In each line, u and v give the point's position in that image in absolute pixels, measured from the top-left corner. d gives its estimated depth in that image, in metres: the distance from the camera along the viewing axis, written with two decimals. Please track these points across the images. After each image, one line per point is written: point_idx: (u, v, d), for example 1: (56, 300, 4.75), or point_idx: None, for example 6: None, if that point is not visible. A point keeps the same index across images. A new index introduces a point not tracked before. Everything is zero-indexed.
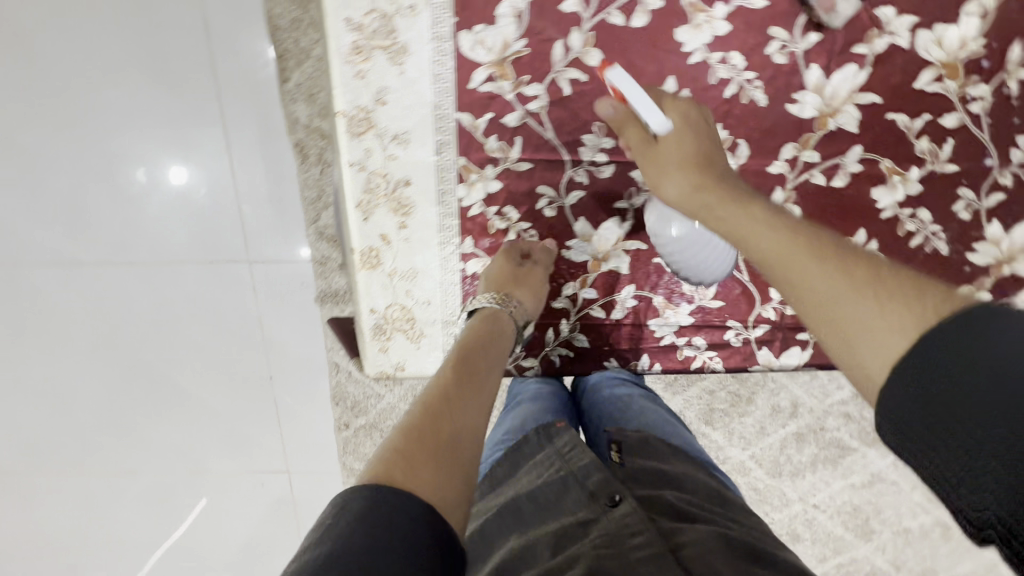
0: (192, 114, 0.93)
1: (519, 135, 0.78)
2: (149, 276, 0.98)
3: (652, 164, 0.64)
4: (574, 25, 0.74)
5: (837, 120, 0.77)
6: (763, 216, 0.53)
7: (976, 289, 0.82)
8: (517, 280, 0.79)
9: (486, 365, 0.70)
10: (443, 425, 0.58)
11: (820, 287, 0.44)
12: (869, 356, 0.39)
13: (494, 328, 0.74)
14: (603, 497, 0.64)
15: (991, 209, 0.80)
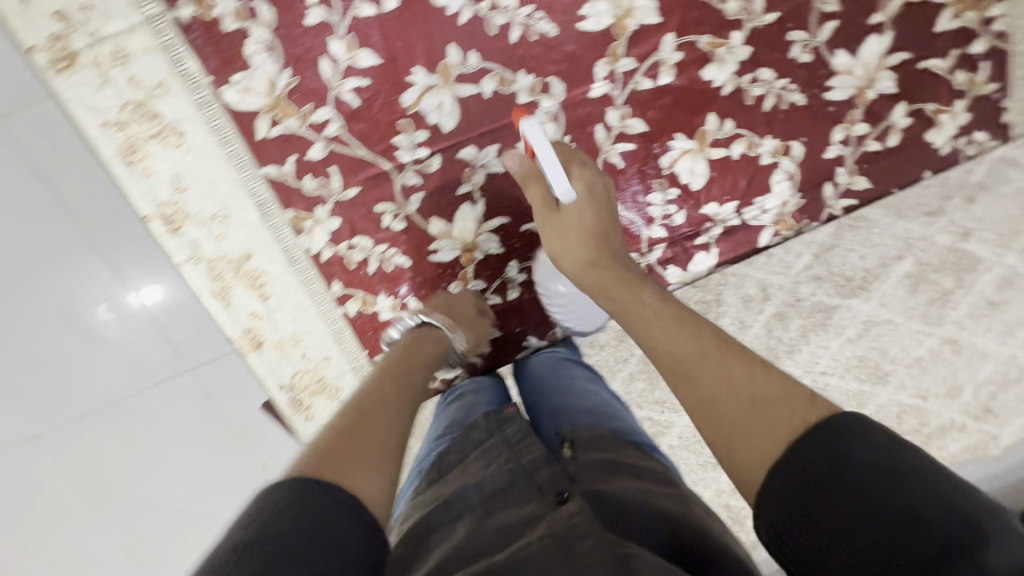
0: (46, 237, 0.79)
1: (331, 165, 0.74)
2: (93, 424, 0.87)
3: (554, 230, 0.67)
4: (330, 34, 0.69)
5: (635, 19, 0.72)
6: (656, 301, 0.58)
7: (844, 128, 0.79)
8: (469, 323, 0.77)
9: (416, 376, 0.65)
10: (374, 432, 0.53)
11: (715, 392, 0.48)
12: (750, 458, 0.43)
13: (428, 344, 0.72)
14: (551, 491, 0.54)
15: (829, 40, 0.75)
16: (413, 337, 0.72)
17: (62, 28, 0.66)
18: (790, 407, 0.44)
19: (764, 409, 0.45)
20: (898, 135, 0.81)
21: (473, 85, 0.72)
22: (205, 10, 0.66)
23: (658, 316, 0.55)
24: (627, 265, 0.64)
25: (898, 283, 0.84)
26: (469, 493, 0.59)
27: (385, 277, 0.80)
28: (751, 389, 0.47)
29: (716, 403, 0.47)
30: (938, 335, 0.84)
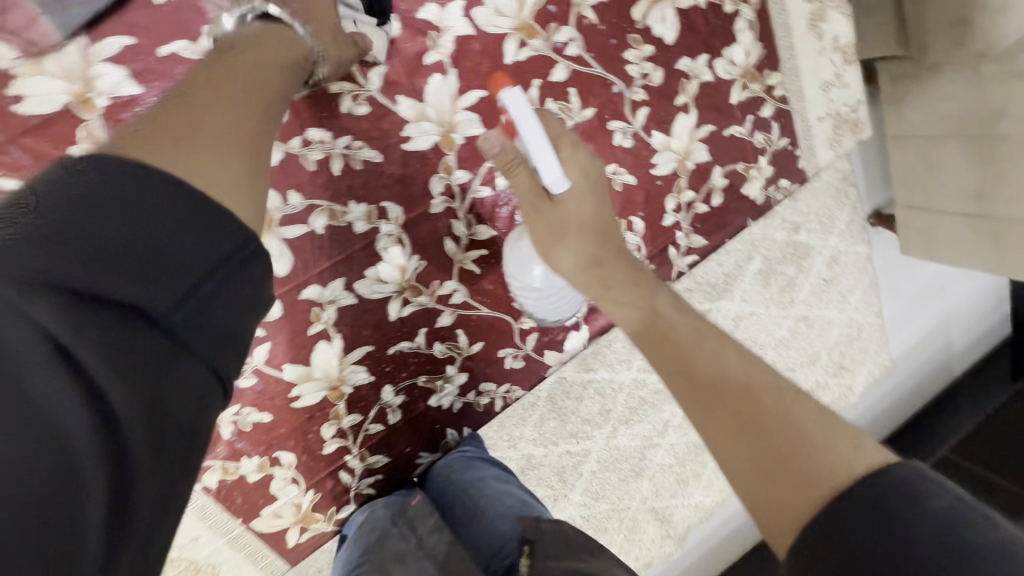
0: None
1: None
2: None
3: (543, 222, 0.64)
4: None
5: (459, 133, 0.70)
6: (667, 312, 0.55)
7: (675, 197, 0.84)
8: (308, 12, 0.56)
9: (259, 87, 0.48)
10: (188, 131, 0.39)
11: (750, 432, 0.43)
12: (779, 492, 0.40)
13: (275, 43, 0.53)
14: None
15: (645, 123, 0.79)
16: (257, 29, 0.53)
17: None
18: (836, 443, 0.40)
19: (794, 453, 0.41)
20: (721, 195, 0.88)
21: (301, 224, 0.67)
22: None
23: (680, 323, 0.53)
24: (633, 267, 0.62)
25: (753, 280, 0.94)
26: None
27: (246, 437, 0.73)
28: (788, 424, 0.43)
29: (739, 439, 0.44)
30: (793, 315, 0.98)
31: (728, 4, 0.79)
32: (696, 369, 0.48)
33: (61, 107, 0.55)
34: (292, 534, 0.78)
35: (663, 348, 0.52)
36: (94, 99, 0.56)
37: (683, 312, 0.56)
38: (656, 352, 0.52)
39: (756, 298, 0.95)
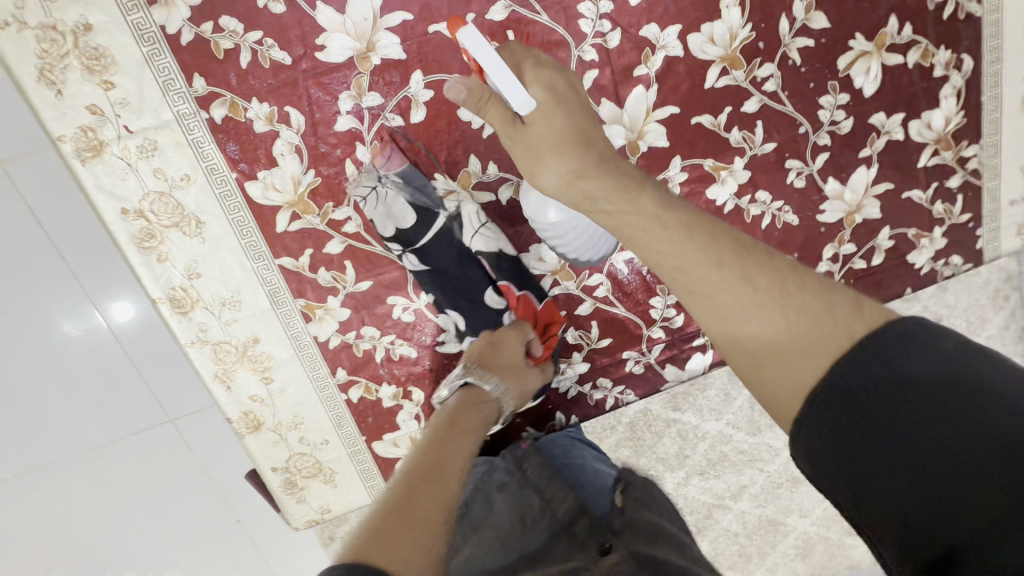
0: (40, 287, 0.73)
1: (347, 260, 0.75)
2: (76, 473, 0.82)
3: (520, 146, 0.57)
4: (358, 140, 0.71)
5: (646, 141, 0.76)
6: (660, 216, 0.51)
7: (833, 247, 0.84)
8: (519, 380, 0.69)
9: (456, 448, 0.58)
10: (400, 511, 0.49)
11: (759, 327, 0.45)
12: (786, 380, 0.43)
13: (480, 405, 0.64)
14: (591, 545, 0.60)
15: (822, 168, 0.80)
16: (461, 394, 0.65)
17: (95, 121, 0.66)
18: (834, 314, 0.43)
19: (805, 326, 0.43)
20: (882, 256, 0.86)
21: (491, 193, 0.75)
22: (237, 113, 0.68)
23: (654, 222, 0.50)
24: (619, 165, 0.55)
25: None
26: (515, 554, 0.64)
27: (390, 366, 0.81)
28: (784, 316, 0.44)
29: (746, 320, 0.46)
30: None
31: (940, 69, 0.79)
32: (703, 279, 0.47)
33: (344, 59, 0.68)
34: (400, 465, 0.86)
35: (655, 246, 0.50)
36: (370, 56, 0.68)
37: (676, 213, 0.51)
38: (652, 254, 0.51)
39: None
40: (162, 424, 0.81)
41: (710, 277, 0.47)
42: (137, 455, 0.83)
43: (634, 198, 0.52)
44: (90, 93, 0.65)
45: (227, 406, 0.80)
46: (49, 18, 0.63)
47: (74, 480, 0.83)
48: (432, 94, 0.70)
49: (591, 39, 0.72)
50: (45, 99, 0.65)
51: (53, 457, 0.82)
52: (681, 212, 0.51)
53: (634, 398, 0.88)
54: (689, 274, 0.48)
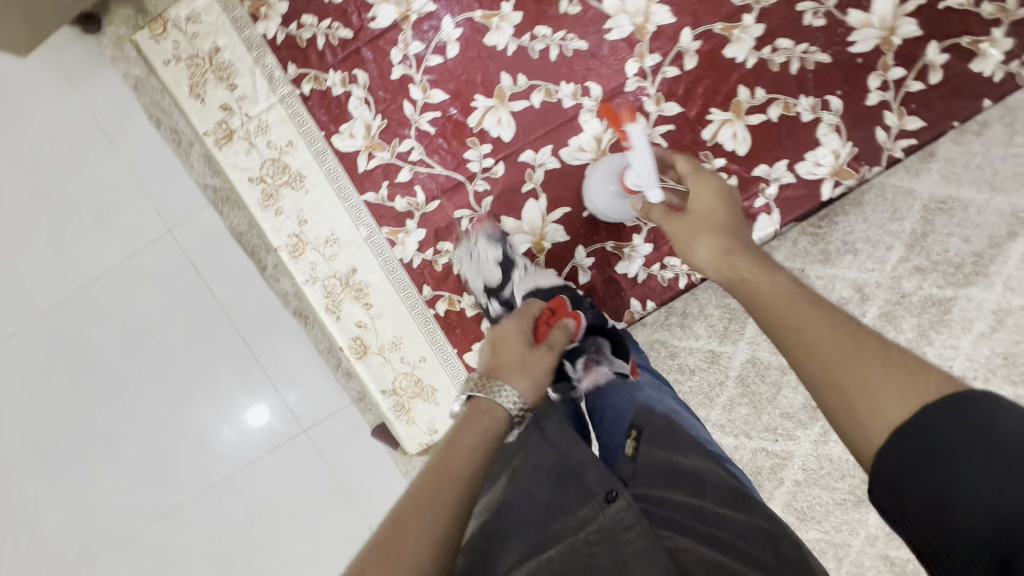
0: (224, 344, 1.30)
1: (416, 185, 0.88)
2: (246, 471, 1.30)
3: (680, 222, 0.67)
4: (409, 83, 0.87)
5: (653, 22, 0.84)
6: (788, 287, 0.55)
7: (876, 76, 0.83)
8: (533, 374, 0.64)
9: (461, 485, 0.53)
10: (393, 559, 0.46)
11: (867, 386, 0.45)
12: (873, 418, 0.44)
13: (484, 422, 0.59)
14: (598, 491, 0.61)
15: (837, 3, 0.82)
16: (467, 407, 0.61)
17: (226, 115, 0.89)
18: (926, 374, 0.44)
19: (890, 376, 0.44)
20: (940, 72, 0.83)
21: (524, 100, 0.86)
22: (320, 84, 0.87)
23: (775, 287, 0.55)
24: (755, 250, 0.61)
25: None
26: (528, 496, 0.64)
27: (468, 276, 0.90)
28: (885, 373, 0.45)
29: (843, 362, 0.47)
30: None
31: None
32: (808, 331, 0.50)
33: (391, 22, 0.86)
34: None
35: (772, 308, 0.54)
36: (409, 16, 0.86)
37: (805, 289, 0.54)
38: (767, 310, 0.54)
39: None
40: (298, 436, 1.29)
41: (814, 328, 0.50)
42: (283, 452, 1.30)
43: (768, 275, 0.57)
44: (221, 96, 0.89)
45: (336, 335, 0.92)
46: (194, 49, 0.88)
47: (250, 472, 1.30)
48: (462, 32, 0.86)
49: None
50: (193, 108, 0.89)
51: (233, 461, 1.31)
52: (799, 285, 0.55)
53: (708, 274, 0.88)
54: (788, 322, 0.52)
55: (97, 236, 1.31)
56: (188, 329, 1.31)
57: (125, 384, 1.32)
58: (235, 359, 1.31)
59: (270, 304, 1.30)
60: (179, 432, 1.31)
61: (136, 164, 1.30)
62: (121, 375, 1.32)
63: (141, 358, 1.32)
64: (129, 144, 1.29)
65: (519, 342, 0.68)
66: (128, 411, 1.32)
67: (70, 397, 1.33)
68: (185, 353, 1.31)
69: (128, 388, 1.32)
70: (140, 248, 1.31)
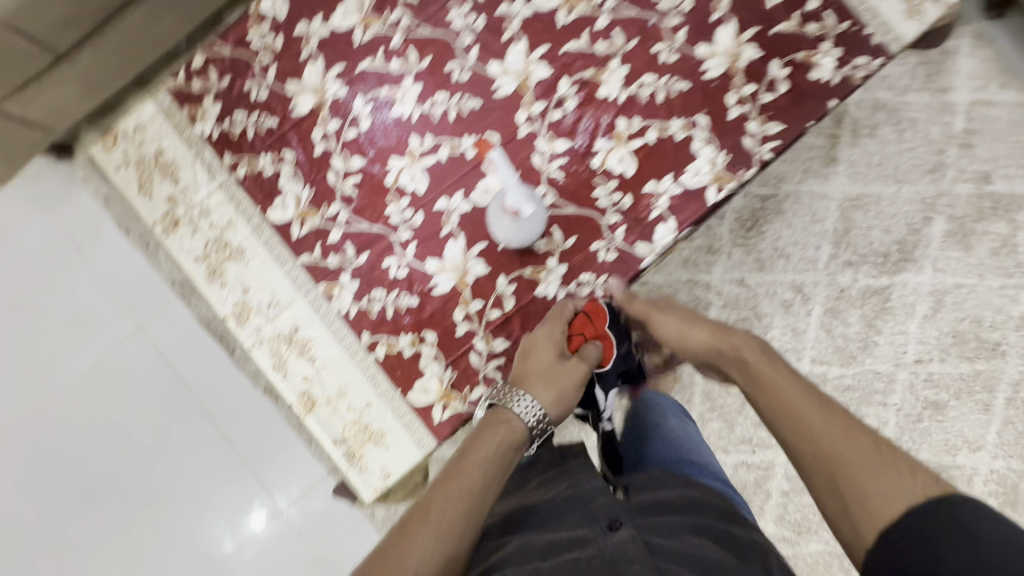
0: (197, 431, 1.34)
1: (346, 242, 0.97)
2: (231, 559, 1.31)
3: (681, 321, 0.89)
4: (331, 155, 0.98)
5: (533, 78, 0.97)
6: (794, 389, 0.72)
7: (732, 94, 0.95)
8: (556, 391, 0.83)
9: (478, 484, 0.70)
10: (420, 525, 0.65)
11: (863, 477, 0.61)
12: (868, 501, 0.59)
13: (501, 432, 0.78)
14: (603, 519, 0.71)
15: (685, 42, 0.96)
16: (496, 411, 0.81)
17: (171, 206, 0.99)
18: (913, 473, 0.59)
19: (882, 471, 0.60)
20: (786, 83, 0.95)
21: (432, 156, 0.97)
22: (252, 167, 0.98)
23: (788, 388, 0.72)
24: (764, 356, 0.80)
25: (930, 249, 1.48)
26: (544, 512, 0.76)
27: (402, 318, 0.96)
28: (877, 467, 0.61)
29: (841, 450, 0.63)
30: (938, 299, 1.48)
31: None
32: (811, 425, 0.67)
33: (310, 108, 0.98)
34: (436, 410, 0.95)
35: (783, 406, 0.71)
36: (324, 101, 0.99)
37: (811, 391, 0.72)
38: (777, 408, 0.72)
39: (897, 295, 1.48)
40: (278, 516, 1.31)
41: (817, 424, 0.67)
42: (265, 534, 1.31)
43: (781, 377, 0.75)
44: (166, 190, 0.99)
45: (286, 392, 0.97)
46: (140, 153, 1.00)
47: (234, 559, 1.31)
48: (372, 107, 0.98)
49: (466, 30, 0.98)
50: (142, 203, 1.00)
51: (216, 550, 1.32)
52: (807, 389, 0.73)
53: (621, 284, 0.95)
54: (794, 416, 0.69)
55: (71, 342, 1.38)
56: (163, 422, 1.34)
57: (102, 488, 1.33)
58: (210, 444, 1.34)
59: (241, 384, 1.35)
60: (159, 529, 1.32)
61: (107, 270, 1.39)
62: (97, 479, 1.34)
63: (117, 459, 1.34)
64: (96, 253, 1.39)
65: (551, 357, 0.87)
66: (107, 515, 1.33)
67: (47, 509, 1.33)
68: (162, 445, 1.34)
69: (105, 491, 1.33)
70: (113, 348, 1.37)
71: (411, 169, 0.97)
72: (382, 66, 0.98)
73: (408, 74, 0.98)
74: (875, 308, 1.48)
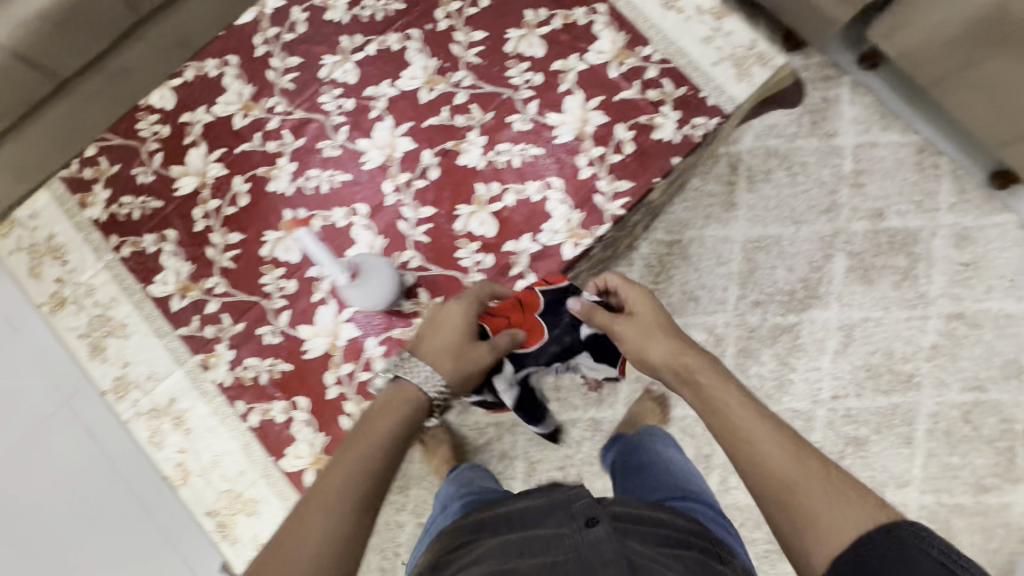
0: (111, 512, 1.29)
1: (223, 312, 1.01)
2: None
3: (636, 326, 0.85)
4: (210, 231, 1.03)
5: (399, 151, 1.04)
6: (746, 409, 0.71)
7: (582, 156, 1.02)
8: (459, 362, 0.84)
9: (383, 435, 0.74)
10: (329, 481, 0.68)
11: (819, 503, 0.61)
12: (824, 526, 0.60)
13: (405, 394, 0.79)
14: (579, 516, 0.69)
15: (537, 111, 1.04)
16: (400, 383, 0.81)
17: (60, 287, 1.04)
18: (864, 503, 0.60)
19: (835, 498, 0.61)
20: (631, 144, 1.02)
21: (305, 227, 1.03)
22: (136, 245, 1.04)
23: (743, 410, 0.71)
24: (708, 365, 0.79)
25: (833, 286, 1.52)
26: (520, 516, 0.74)
27: (275, 385, 0.98)
28: (827, 493, 0.62)
29: (795, 473, 0.64)
30: (846, 335, 1.49)
31: (583, 19, 1.06)
32: (762, 448, 0.66)
33: (192, 188, 1.05)
34: (307, 475, 0.95)
35: (734, 428, 0.70)
36: (205, 181, 1.05)
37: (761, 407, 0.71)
38: (729, 431, 0.70)
39: (807, 332, 1.50)
40: None
41: (770, 448, 0.66)
42: None
43: (728, 390, 0.74)
44: (56, 272, 1.05)
45: (161, 464, 1.00)
46: (34, 239, 1.06)
47: None
48: (249, 185, 1.04)
49: (336, 110, 1.06)
50: (33, 286, 1.05)
51: None
52: (756, 404, 0.72)
53: None
54: (749, 437, 0.68)
55: None
56: (76, 503, 1.29)
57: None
58: (122, 525, 1.29)
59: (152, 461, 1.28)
60: None
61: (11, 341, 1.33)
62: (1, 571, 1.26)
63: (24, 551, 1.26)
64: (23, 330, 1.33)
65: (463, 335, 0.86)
66: None
67: None
68: (71, 535, 1.27)
69: None
70: (30, 429, 1.31)
71: (285, 240, 1.02)
72: (259, 147, 1.06)
73: (283, 153, 1.05)
74: (786, 346, 1.50)
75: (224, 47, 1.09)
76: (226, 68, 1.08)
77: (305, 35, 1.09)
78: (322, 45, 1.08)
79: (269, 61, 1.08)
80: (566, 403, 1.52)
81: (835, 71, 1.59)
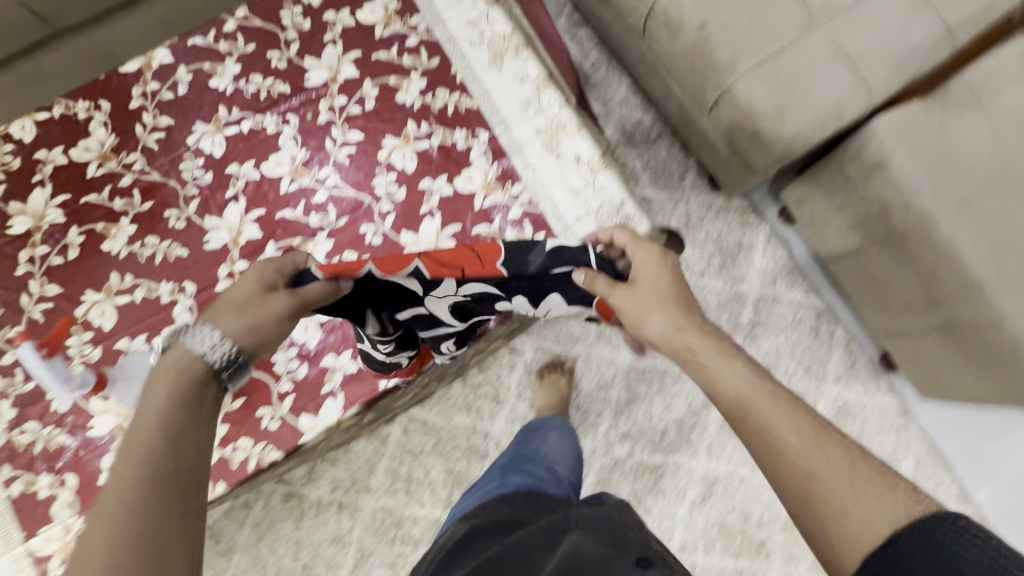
0: None
1: (18, 366, 0.95)
2: None
3: (628, 295, 0.70)
4: (30, 278, 0.99)
5: (244, 237, 1.01)
6: (753, 385, 0.59)
7: None
8: (250, 321, 0.63)
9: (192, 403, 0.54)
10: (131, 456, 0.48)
11: (854, 496, 0.50)
12: (866, 522, 0.49)
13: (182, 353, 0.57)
14: (632, 552, 0.63)
15: (392, 227, 1.01)
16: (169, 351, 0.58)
17: None
18: (894, 491, 0.50)
19: (859, 494, 0.50)
20: None
21: (128, 295, 0.98)
22: None
23: (745, 385, 0.59)
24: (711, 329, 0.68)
25: (709, 432, 1.48)
26: (585, 526, 0.70)
27: (48, 456, 0.92)
28: (857, 485, 0.51)
29: (819, 455, 0.53)
30: (710, 486, 1.46)
31: (462, 143, 1.04)
32: (775, 432, 0.55)
33: (23, 229, 1.00)
34: (54, 563, 0.89)
35: (734, 409, 0.59)
36: (39, 225, 1.01)
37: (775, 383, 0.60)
38: (733, 413, 0.59)
39: (673, 476, 1.46)
40: None
41: (783, 432, 0.55)
42: None
43: (729, 359, 0.63)
44: None
45: None
46: None
47: None
48: (84, 238, 1.00)
49: (193, 181, 1.03)
50: None
51: None
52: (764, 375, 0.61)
53: (279, 454, 0.94)
54: (753, 420, 0.57)
55: None
56: None
57: None
58: None
59: None
60: None
61: None
62: None
63: None
64: None
65: (255, 286, 0.66)
66: None
67: None
68: None
69: None
70: None
71: (103, 306, 0.98)
72: (104, 201, 1.02)
73: (128, 213, 1.02)
74: (647, 485, 1.46)
75: (100, 91, 1.06)
76: (96, 113, 1.05)
77: (183, 97, 1.06)
78: (197, 112, 1.06)
79: (141, 115, 1.05)
80: (414, 497, 1.46)
81: (755, 218, 1.58)
